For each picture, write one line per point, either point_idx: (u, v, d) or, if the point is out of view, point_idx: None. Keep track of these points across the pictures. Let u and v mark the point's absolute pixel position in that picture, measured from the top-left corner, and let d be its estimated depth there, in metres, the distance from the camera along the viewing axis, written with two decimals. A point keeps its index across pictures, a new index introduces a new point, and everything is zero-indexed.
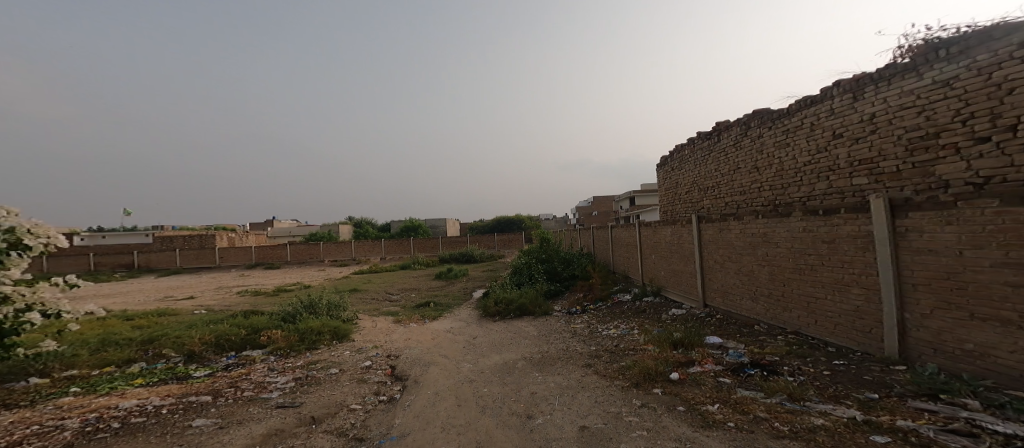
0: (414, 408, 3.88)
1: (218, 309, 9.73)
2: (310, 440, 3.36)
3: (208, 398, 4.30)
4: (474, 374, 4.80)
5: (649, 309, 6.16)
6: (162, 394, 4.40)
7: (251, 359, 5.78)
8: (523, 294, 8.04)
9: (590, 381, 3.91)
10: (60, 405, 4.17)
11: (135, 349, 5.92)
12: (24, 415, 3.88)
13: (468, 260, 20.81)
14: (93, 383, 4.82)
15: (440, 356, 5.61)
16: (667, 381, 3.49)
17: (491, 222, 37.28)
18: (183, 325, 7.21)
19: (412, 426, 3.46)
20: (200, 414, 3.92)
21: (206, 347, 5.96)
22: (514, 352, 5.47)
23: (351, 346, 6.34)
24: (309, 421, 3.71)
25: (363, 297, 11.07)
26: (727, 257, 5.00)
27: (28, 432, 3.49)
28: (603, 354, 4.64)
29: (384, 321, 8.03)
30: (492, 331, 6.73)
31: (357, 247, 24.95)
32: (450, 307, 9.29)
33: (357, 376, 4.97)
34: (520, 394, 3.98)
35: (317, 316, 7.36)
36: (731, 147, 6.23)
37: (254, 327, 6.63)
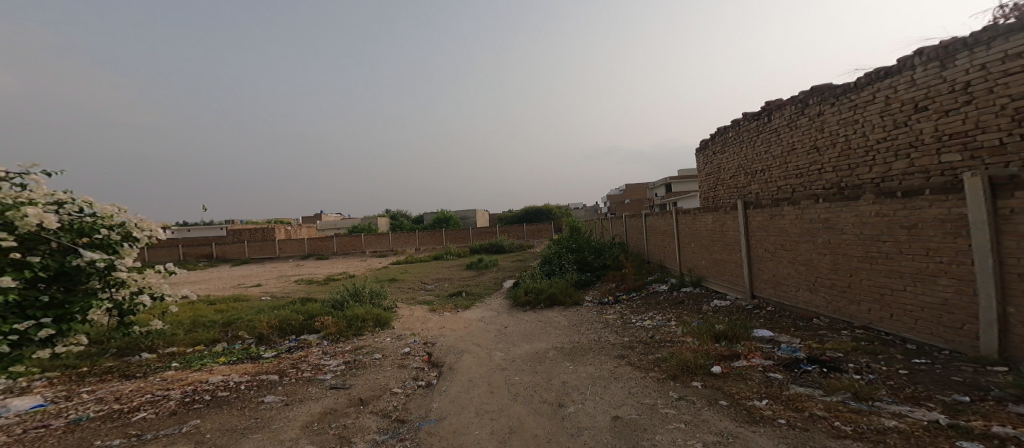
0: (449, 393, 3.93)
1: (279, 295, 10.28)
2: (359, 420, 3.44)
3: (276, 377, 4.49)
4: (506, 363, 4.81)
5: (689, 300, 6.03)
6: (240, 371, 4.65)
7: (308, 343, 6.00)
8: (553, 284, 8.01)
9: (623, 373, 3.84)
10: (166, 378, 4.52)
11: (218, 330, 6.34)
12: (139, 385, 4.27)
13: (497, 251, 20.90)
14: (189, 359, 5.21)
15: (474, 345, 5.65)
16: (707, 374, 3.40)
17: (519, 213, 37.47)
18: (253, 310, 7.63)
19: (450, 410, 3.51)
20: (270, 390, 4.10)
21: (272, 330, 6.25)
22: (544, 342, 5.46)
23: (392, 333, 6.49)
24: (357, 403, 3.81)
25: (400, 286, 11.34)
26: (780, 245, 4.79)
27: (141, 401, 3.82)
28: (637, 345, 4.56)
29: (420, 310, 8.17)
30: (523, 321, 6.73)
31: (394, 239, 25.48)
32: (481, 297, 9.38)
33: (398, 361, 5.07)
34: (550, 383, 3.97)
35: (361, 304, 7.58)
36: (785, 127, 5.96)
37: (310, 312, 6.89)
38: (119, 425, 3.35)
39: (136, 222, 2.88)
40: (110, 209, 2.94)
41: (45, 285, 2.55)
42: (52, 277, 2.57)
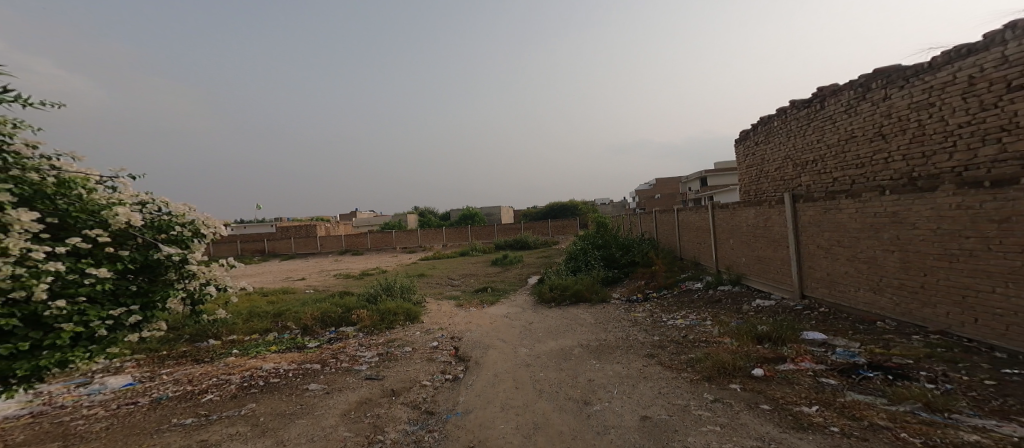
0: (475, 387, 3.93)
1: (322, 287, 10.88)
2: (391, 410, 3.55)
3: (318, 366, 4.76)
4: (530, 359, 4.80)
5: (727, 299, 5.84)
6: (289, 360, 5.02)
7: (346, 334, 6.26)
8: (579, 281, 7.93)
9: (652, 372, 3.75)
10: (228, 363, 5.05)
11: (270, 320, 6.85)
12: (207, 369, 4.81)
13: (522, 247, 20.88)
14: (248, 346, 5.77)
15: (499, 340, 5.64)
16: (748, 377, 3.27)
17: (544, 209, 37.33)
18: (299, 302, 8.08)
19: (475, 404, 3.52)
20: (314, 379, 4.35)
21: (315, 322, 6.63)
22: (570, 339, 5.40)
23: (421, 327, 6.58)
24: (389, 394, 3.92)
25: (428, 281, 11.54)
26: (836, 241, 4.50)
27: (209, 384, 4.28)
28: (669, 345, 4.44)
29: (447, 305, 8.24)
30: (548, 318, 6.69)
31: (422, 235, 25.88)
32: (506, 292, 9.39)
33: (427, 355, 5.15)
34: (577, 380, 3.92)
35: (393, 298, 7.74)
36: (845, 114, 5.63)
37: (348, 306, 7.21)
38: (192, 405, 3.78)
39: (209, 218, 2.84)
40: (184, 209, 2.94)
41: (133, 276, 2.64)
42: (140, 269, 2.66)
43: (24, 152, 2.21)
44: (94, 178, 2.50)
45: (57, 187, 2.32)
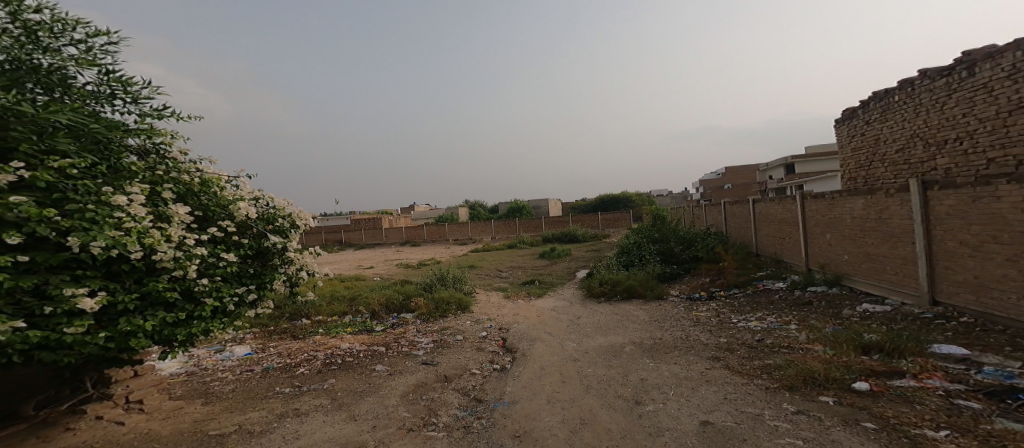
0: (522, 378, 4.10)
1: (390, 274, 11.77)
2: (444, 395, 3.86)
3: (383, 348, 5.34)
4: (578, 353, 4.75)
5: (823, 302, 5.20)
6: (361, 342, 5.70)
7: (405, 320, 6.59)
8: (632, 276, 7.65)
9: (717, 376, 3.51)
10: (315, 340, 5.93)
11: (346, 303, 7.52)
12: (301, 345, 5.77)
13: (571, 241, 20.63)
14: (333, 326, 6.53)
15: (547, 333, 5.58)
16: (844, 389, 2.94)
17: (594, 202, 36.62)
18: (370, 287, 8.71)
19: (522, 395, 3.70)
20: (380, 360, 4.94)
21: (381, 307, 7.12)
22: (621, 336, 5.22)
23: (471, 317, 6.64)
24: (442, 379, 4.25)
25: (479, 272, 11.75)
26: (991, 237, 3.57)
27: (302, 359, 5.17)
28: (738, 348, 4.13)
29: (496, 296, 8.29)
30: (597, 313, 6.52)
31: (472, 228, 26.28)
32: (554, 285, 9.29)
33: (476, 344, 5.30)
34: (628, 379, 3.85)
35: (445, 288, 7.89)
36: (1005, 81, 4.90)
37: (408, 293, 7.58)
38: (290, 376, 4.60)
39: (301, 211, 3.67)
40: (284, 204, 3.84)
41: (251, 260, 3.54)
42: (255, 255, 3.56)
43: (179, 158, 3.21)
44: (224, 177, 3.46)
45: (201, 186, 3.24)
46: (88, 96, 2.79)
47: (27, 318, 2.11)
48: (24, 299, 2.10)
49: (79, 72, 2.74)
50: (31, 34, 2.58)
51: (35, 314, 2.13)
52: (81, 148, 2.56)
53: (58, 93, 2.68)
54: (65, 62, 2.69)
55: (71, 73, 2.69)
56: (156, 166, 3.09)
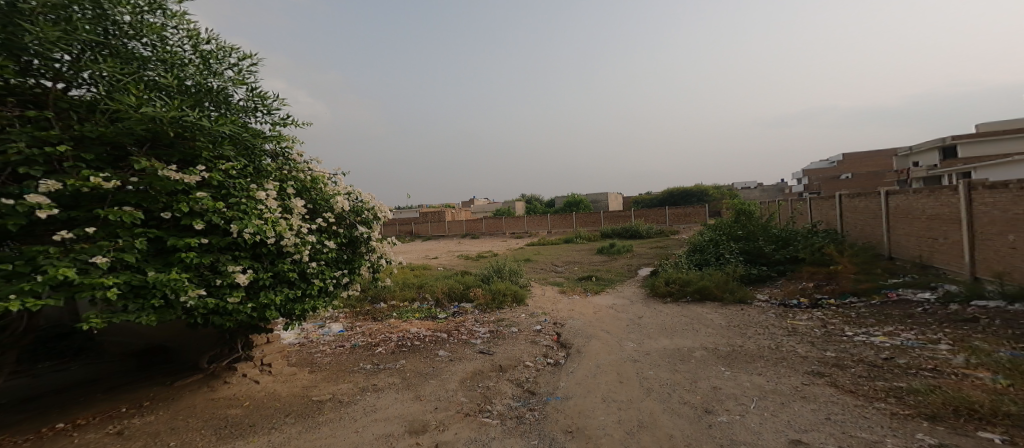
0: (576, 375, 4.16)
1: (450, 265, 12.00)
2: (499, 384, 4.07)
3: (444, 336, 5.49)
4: (637, 353, 4.65)
5: (999, 320, 4.36)
6: (427, 327, 5.91)
7: (465, 310, 6.66)
8: (706, 277, 7.17)
9: (816, 394, 3.14)
10: (389, 323, 6.19)
11: (412, 290, 7.75)
12: (378, 326, 6.06)
13: (633, 237, 19.92)
14: (404, 311, 6.71)
15: (604, 331, 5.53)
16: (1015, 426, 2.45)
17: (662, 196, 35.03)
18: (435, 276, 8.89)
19: (576, 391, 3.77)
20: (441, 346, 5.19)
21: (444, 296, 7.21)
22: (691, 340, 4.91)
23: (526, 310, 6.57)
24: (497, 368, 4.46)
25: (535, 266, 11.62)
26: None
27: (379, 339, 5.55)
28: (854, 365, 3.64)
29: (551, 291, 8.15)
30: (662, 314, 6.20)
31: (529, 221, 26.18)
32: (613, 282, 8.95)
33: (531, 338, 5.33)
34: (697, 385, 3.63)
35: (501, 280, 7.84)
36: None
37: (468, 284, 7.64)
38: (371, 354, 5.07)
39: (381, 206, 4.58)
40: (369, 199, 4.80)
41: (345, 249, 4.50)
42: (349, 244, 4.55)
43: (296, 159, 4.37)
44: (327, 174, 4.54)
45: (311, 182, 4.34)
46: (241, 109, 3.78)
47: (207, 287, 3.19)
48: (205, 273, 3.17)
49: (235, 90, 3.65)
50: (204, 60, 3.54)
51: (212, 285, 3.19)
52: (237, 152, 3.62)
53: (223, 109, 3.62)
54: (226, 83, 3.61)
55: (230, 91, 3.61)
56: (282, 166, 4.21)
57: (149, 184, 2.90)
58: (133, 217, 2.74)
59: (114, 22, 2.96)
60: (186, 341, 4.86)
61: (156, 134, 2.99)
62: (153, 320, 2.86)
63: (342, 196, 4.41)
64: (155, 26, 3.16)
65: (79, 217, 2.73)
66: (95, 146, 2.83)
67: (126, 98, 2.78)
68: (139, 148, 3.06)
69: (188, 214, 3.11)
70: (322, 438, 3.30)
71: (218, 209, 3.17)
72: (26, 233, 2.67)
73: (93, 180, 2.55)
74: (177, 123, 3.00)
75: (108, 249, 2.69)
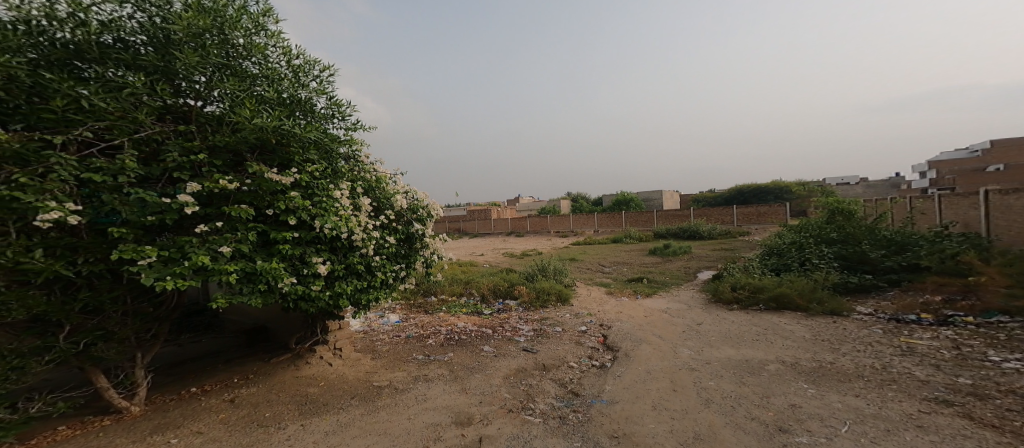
0: (623, 379, 4.31)
1: (494, 262, 11.97)
2: (541, 383, 4.35)
3: (488, 332, 5.60)
4: (696, 362, 4.61)
5: None
6: (474, 323, 5.91)
7: (508, 307, 6.62)
8: (781, 284, 6.70)
9: (934, 423, 2.86)
10: (439, 316, 6.23)
11: (459, 285, 7.84)
12: (429, 319, 6.09)
13: (691, 237, 19.08)
14: (451, 306, 6.71)
15: (654, 336, 5.61)
16: None
17: (726, 195, 33.11)
18: (481, 272, 8.92)
19: (623, 396, 3.91)
20: (486, 341, 5.32)
21: (490, 292, 7.21)
22: (764, 352, 4.62)
23: (571, 309, 6.52)
24: (541, 367, 4.71)
25: (579, 265, 11.37)
26: None
27: (430, 331, 5.62)
28: (995, 395, 3.18)
29: (598, 291, 7.95)
30: (722, 323, 5.99)
31: (575, 221, 25.77)
32: (666, 285, 8.55)
33: (576, 338, 5.49)
34: (770, 401, 3.46)
35: (546, 278, 7.72)
36: None
37: (513, 280, 7.63)
38: (422, 346, 5.22)
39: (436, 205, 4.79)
40: (425, 197, 4.97)
41: (402, 246, 4.80)
42: (406, 241, 4.84)
43: (365, 160, 4.65)
44: (390, 175, 4.76)
45: (376, 182, 4.57)
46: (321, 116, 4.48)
47: (298, 275, 3.83)
48: (296, 263, 3.82)
49: (318, 100, 4.31)
50: (295, 74, 4.21)
51: (301, 274, 3.83)
52: (319, 156, 4.12)
53: (306, 116, 4.28)
54: (311, 94, 4.27)
55: (315, 101, 4.29)
56: (352, 168, 4.50)
57: (258, 185, 3.54)
58: (248, 213, 3.43)
59: (232, 44, 3.68)
60: (272, 320, 5.37)
61: (260, 140, 3.61)
62: (259, 302, 3.59)
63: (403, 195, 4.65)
64: (260, 46, 3.83)
65: (211, 213, 3.47)
66: (222, 153, 3.59)
67: (242, 113, 3.47)
68: (252, 154, 3.77)
69: (285, 211, 3.70)
70: (381, 422, 3.69)
71: (307, 206, 3.70)
72: (177, 226, 3.43)
73: (221, 182, 3.27)
74: (277, 131, 3.62)
75: (231, 239, 3.42)
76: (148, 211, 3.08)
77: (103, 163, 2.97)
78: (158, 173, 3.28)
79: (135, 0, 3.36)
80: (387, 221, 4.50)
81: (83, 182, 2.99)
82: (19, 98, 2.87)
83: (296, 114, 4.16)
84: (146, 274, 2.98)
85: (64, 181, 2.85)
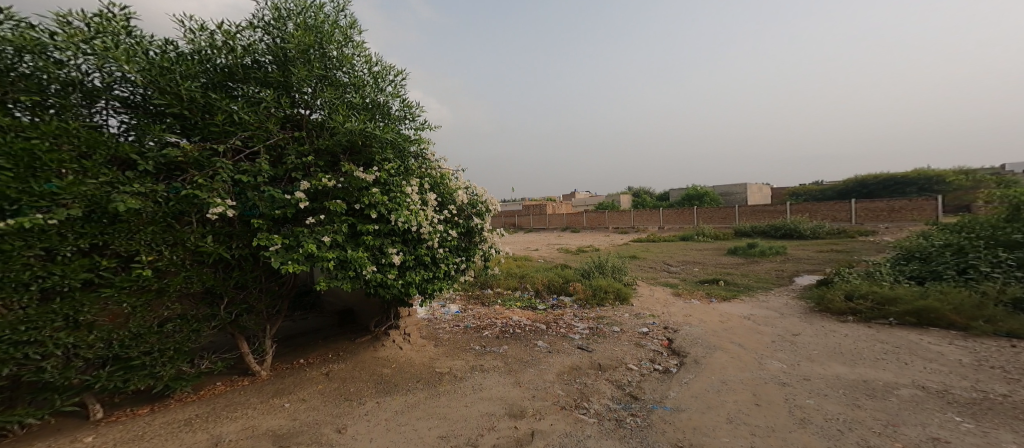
0: (691, 387, 4.15)
1: (547, 258, 11.85)
2: (597, 383, 4.34)
3: (542, 326, 5.69)
4: (788, 376, 4.27)
5: None
6: (528, 317, 6.04)
7: (563, 304, 6.66)
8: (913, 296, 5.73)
9: None
10: (494, 309, 6.47)
11: (514, 279, 8.03)
12: (485, 311, 6.34)
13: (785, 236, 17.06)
14: (506, 299, 6.90)
15: (734, 343, 5.22)
16: None
17: (849, 187, 28.88)
18: (536, 268, 9.01)
19: (691, 405, 3.80)
20: (540, 336, 5.43)
21: (544, 288, 7.31)
22: (895, 374, 4.15)
23: (631, 309, 6.40)
24: (596, 366, 4.71)
25: (641, 264, 10.81)
26: None
27: (487, 323, 5.88)
28: None
29: (663, 291, 7.55)
30: (817, 335, 5.37)
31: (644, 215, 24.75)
32: (748, 288, 7.79)
33: (636, 339, 5.38)
34: (908, 432, 3.16)
35: (604, 276, 7.60)
36: None
37: (568, 277, 7.66)
38: (478, 337, 5.48)
39: (493, 201, 5.02)
40: (483, 192, 5.19)
41: (461, 240, 5.08)
42: (466, 234, 5.11)
43: (431, 158, 4.99)
44: (452, 172, 5.07)
45: (440, 179, 4.88)
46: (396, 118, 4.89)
47: (378, 264, 4.25)
48: (376, 253, 4.24)
49: (392, 103, 4.72)
50: (375, 79, 4.65)
51: (379, 262, 4.25)
52: (394, 155, 4.52)
53: (383, 118, 4.69)
54: (388, 98, 4.70)
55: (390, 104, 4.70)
56: (420, 165, 4.84)
57: (349, 183, 4.03)
58: (339, 208, 3.94)
59: (328, 57, 4.25)
60: (356, 303, 6.02)
61: (347, 140, 4.07)
62: (349, 286, 4.10)
63: (463, 191, 4.94)
64: (349, 57, 4.31)
65: (317, 207, 4.03)
66: (323, 156, 4.16)
67: (337, 118, 3.97)
68: (345, 155, 4.27)
69: (369, 206, 4.15)
70: (441, 407, 3.96)
71: (385, 201, 4.12)
72: (295, 219, 4.03)
73: (322, 181, 3.79)
74: (360, 132, 4.04)
75: (330, 230, 3.95)
76: (277, 205, 3.70)
77: (249, 167, 3.64)
78: (282, 174, 3.95)
79: (264, 26, 4.08)
80: (450, 215, 4.81)
81: (236, 182, 3.69)
82: (196, 116, 3.58)
83: (376, 117, 4.59)
84: (276, 258, 3.63)
85: (225, 182, 3.51)
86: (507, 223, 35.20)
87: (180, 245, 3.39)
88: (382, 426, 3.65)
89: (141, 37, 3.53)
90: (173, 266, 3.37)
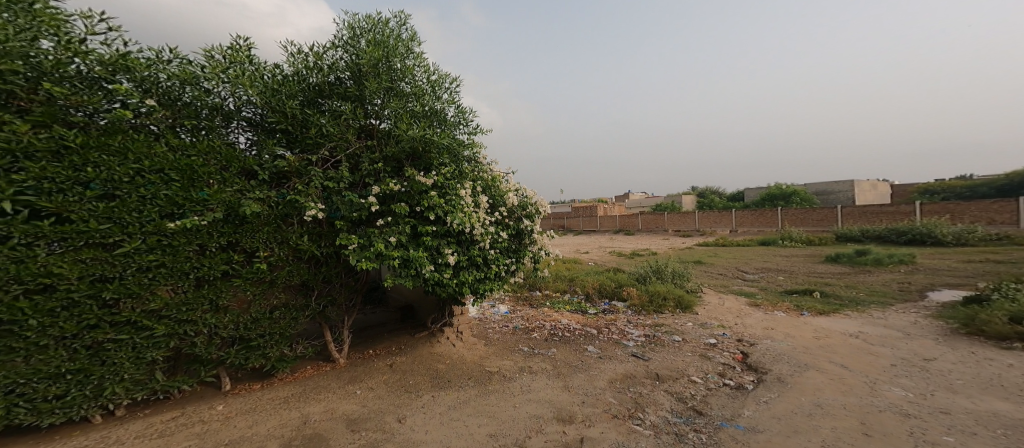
0: (773, 407, 3.62)
1: (603, 262, 11.34)
2: (654, 394, 4.00)
3: (593, 331, 5.46)
4: (913, 407, 3.50)
5: None
6: (578, 321, 5.84)
7: (616, 309, 6.35)
8: None
9: None
10: (542, 311, 6.39)
11: (566, 283, 7.85)
12: (534, 313, 6.28)
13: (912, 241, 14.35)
14: (555, 303, 6.77)
15: (832, 364, 4.45)
16: None
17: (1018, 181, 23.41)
18: (587, 271, 8.73)
19: (770, 427, 3.33)
20: (591, 341, 5.20)
21: (595, 292, 7.05)
22: None
23: (694, 318, 5.86)
24: (654, 377, 4.35)
25: (710, 270, 9.84)
26: None
27: (536, 325, 5.81)
28: None
29: (734, 301, 6.77)
30: (945, 362, 4.37)
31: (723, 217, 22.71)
32: (850, 302, 6.64)
33: (701, 351, 4.87)
34: None
35: (663, 282, 7.09)
36: None
37: (621, 282, 7.32)
38: (527, 338, 5.42)
39: (543, 203, 4.96)
40: (533, 194, 5.14)
41: (512, 242, 5.07)
42: (516, 236, 5.10)
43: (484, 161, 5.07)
44: (503, 175, 5.10)
45: (492, 181, 4.92)
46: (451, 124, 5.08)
47: (436, 264, 4.39)
48: (435, 253, 4.38)
49: (447, 109, 4.90)
50: (433, 87, 4.84)
51: (437, 262, 4.38)
52: (450, 159, 4.64)
53: (439, 124, 4.88)
54: (443, 105, 4.89)
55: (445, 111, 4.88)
56: (473, 168, 4.92)
57: (411, 187, 4.24)
58: (404, 210, 4.14)
59: (394, 69, 4.45)
60: (416, 300, 6.34)
61: (408, 146, 4.28)
62: (410, 284, 4.29)
63: (513, 194, 4.94)
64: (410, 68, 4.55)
65: (385, 209, 4.29)
66: (390, 162, 4.42)
67: (400, 124, 4.18)
68: (406, 161, 4.49)
69: (428, 208, 4.31)
70: (490, 405, 3.97)
71: (441, 204, 4.24)
72: (366, 220, 4.32)
73: (387, 185, 4.03)
74: (420, 138, 4.22)
75: (397, 231, 4.18)
76: (354, 207, 3.96)
77: (336, 174, 3.98)
78: (359, 179, 4.23)
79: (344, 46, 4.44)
80: (501, 217, 4.82)
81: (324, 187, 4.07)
82: (298, 130, 4.01)
83: (434, 123, 4.79)
84: (354, 255, 3.95)
85: (317, 187, 3.88)
86: (581, 225, 34.80)
87: (287, 243, 3.81)
88: (436, 419, 3.76)
89: (259, 65, 4.01)
90: (282, 261, 3.79)
